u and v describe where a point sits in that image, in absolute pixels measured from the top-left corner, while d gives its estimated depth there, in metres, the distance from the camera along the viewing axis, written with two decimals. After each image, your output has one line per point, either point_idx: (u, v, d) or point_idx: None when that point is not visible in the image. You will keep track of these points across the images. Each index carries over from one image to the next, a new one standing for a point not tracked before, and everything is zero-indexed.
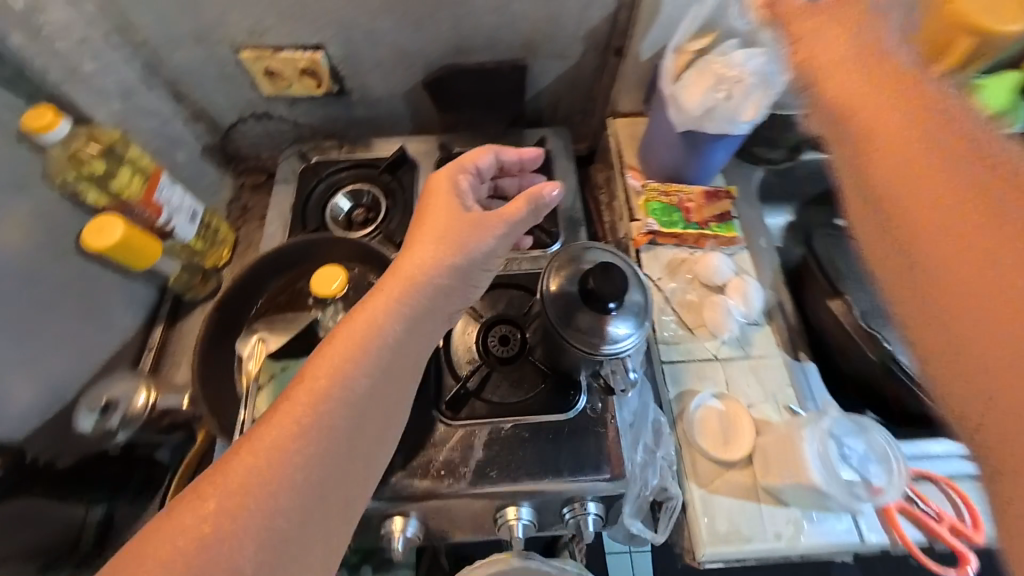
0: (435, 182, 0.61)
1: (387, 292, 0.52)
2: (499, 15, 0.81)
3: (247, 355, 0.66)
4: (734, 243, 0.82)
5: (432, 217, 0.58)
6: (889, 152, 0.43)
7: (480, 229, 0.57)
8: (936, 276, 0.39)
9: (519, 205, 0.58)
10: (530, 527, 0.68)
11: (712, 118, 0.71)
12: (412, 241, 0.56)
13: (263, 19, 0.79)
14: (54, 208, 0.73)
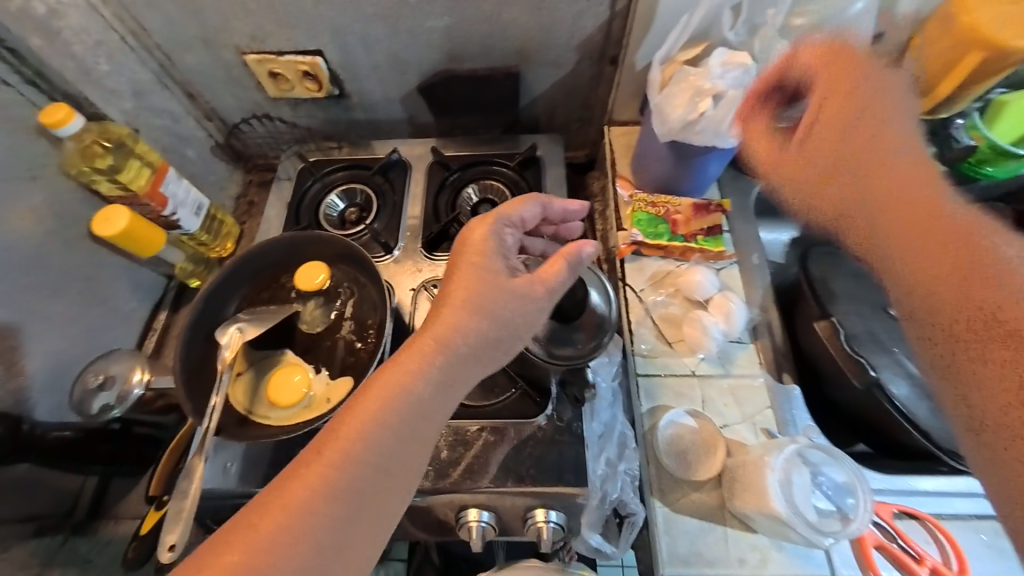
0: (476, 228, 0.58)
1: (414, 356, 0.50)
2: (491, 24, 0.82)
3: (224, 344, 0.67)
4: (721, 258, 0.80)
5: (469, 276, 0.55)
6: (891, 228, 0.52)
7: (521, 296, 0.56)
8: (952, 345, 0.44)
9: (558, 270, 0.59)
10: (490, 530, 0.68)
11: (695, 130, 0.70)
12: (444, 301, 0.54)
13: (265, 25, 0.82)
14: (65, 199, 0.78)
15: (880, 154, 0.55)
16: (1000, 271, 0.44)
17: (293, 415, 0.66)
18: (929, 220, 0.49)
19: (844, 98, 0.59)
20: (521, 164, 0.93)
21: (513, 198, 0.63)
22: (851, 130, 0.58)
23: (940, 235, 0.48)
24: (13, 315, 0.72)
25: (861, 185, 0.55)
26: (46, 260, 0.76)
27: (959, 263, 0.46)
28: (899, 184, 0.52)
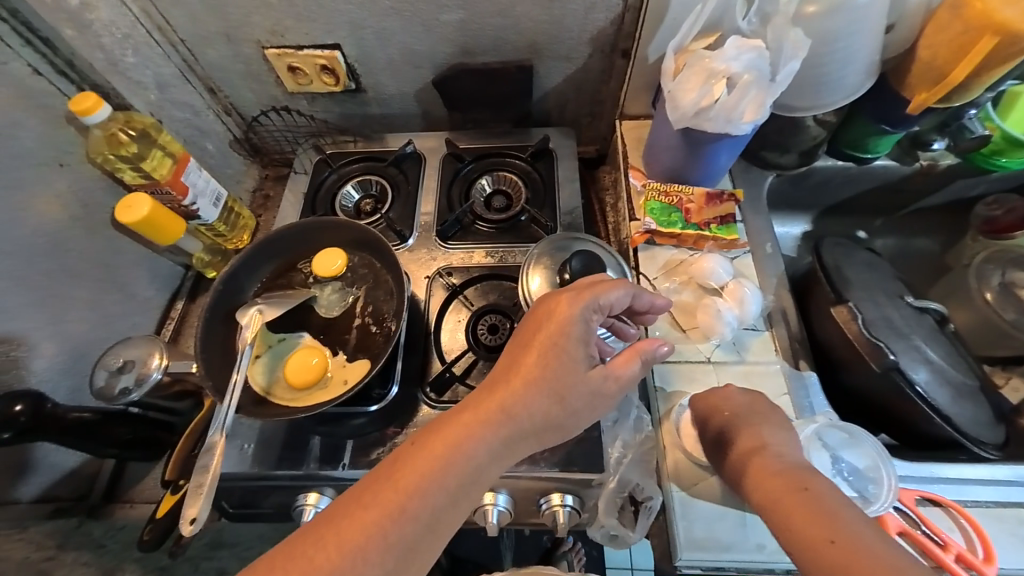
0: (557, 301, 0.58)
1: (480, 422, 0.51)
2: (504, 18, 0.83)
3: (245, 325, 0.68)
4: (734, 247, 0.80)
5: (551, 356, 0.55)
6: (756, 485, 0.55)
7: (594, 389, 0.56)
8: (765, 510, 0.53)
9: (633, 366, 0.58)
10: (505, 514, 0.67)
11: (704, 117, 0.69)
12: (520, 376, 0.54)
13: (284, 20, 0.84)
14: (89, 186, 0.80)
15: (727, 438, 0.61)
16: (809, 500, 0.50)
17: (310, 396, 0.66)
18: (772, 474, 0.55)
19: (717, 410, 0.64)
20: (533, 156, 0.94)
21: (605, 279, 0.60)
22: (723, 423, 0.62)
23: (784, 491, 0.52)
24: (36, 299, 0.73)
25: (726, 443, 0.60)
26: (69, 246, 0.78)
27: (790, 501, 0.51)
28: (746, 464, 0.57)
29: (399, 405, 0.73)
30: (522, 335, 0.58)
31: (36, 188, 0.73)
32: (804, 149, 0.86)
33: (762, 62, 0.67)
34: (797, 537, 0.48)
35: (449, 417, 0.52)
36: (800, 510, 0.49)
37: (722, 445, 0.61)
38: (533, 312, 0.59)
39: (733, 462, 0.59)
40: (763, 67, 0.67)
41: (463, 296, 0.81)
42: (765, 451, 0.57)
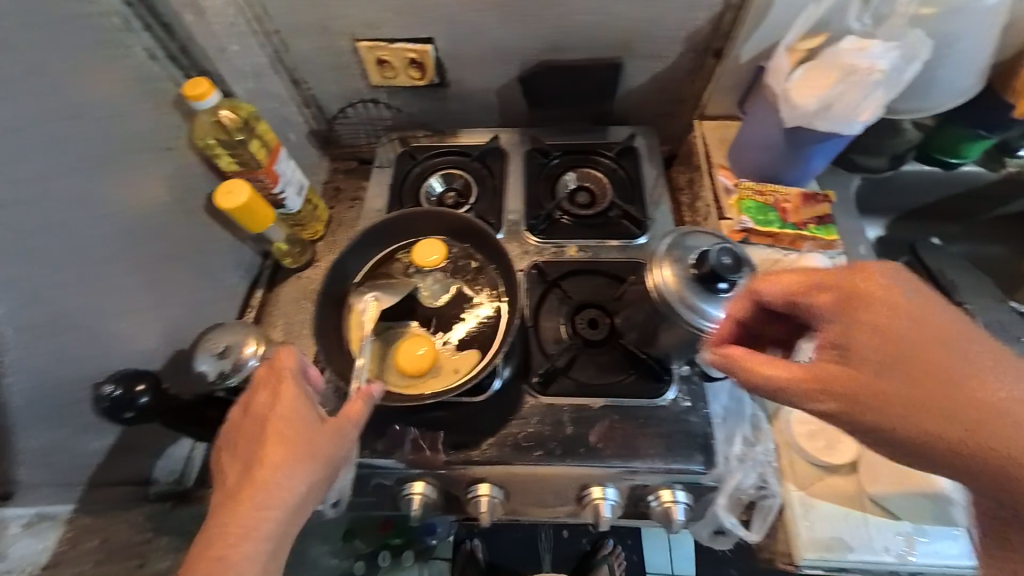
0: (286, 366, 0.58)
1: (248, 501, 0.50)
2: (602, 15, 0.83)
3: (362, 310, 0.70)
4: (833, 247, 0.80)
5: (278, 428, 0.54)
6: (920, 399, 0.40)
7: (333, 440, 0.56)
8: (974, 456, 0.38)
9: (358, 414, 0.59)
10: (615, 507, 0.68)
11: (825, 115, 0.69)
12: (272, 452, 0.52)
13: (382, 13, 0.85)
14: (190, 171, 0.80)
15: (982, 365, 0.39)
16: (1011, 440, 0.36)
17: (422, 384, 0.67)
18: (1012, 416, 0.37)
19: (852, 294, 0.44)
20: (618, 153, 0.94)
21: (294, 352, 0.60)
22: (889, 314, 0.42)
23: (993, 425, 0.37)
24: (146, 281, 0.73)
25: (885, 340, 0.41)
26: (172, 230, 0.78)
27: (1010, 452, 0.37)
28: (1020, 395, 0.37)
29: (503, 397, 0.72)
30: (264, 406, 0.56)
31: (148, 170, 0.72)
32: (896, 153, 0.86)
33: (891, 58, 0.66)
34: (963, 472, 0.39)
35: (234, 498, 0.50)
36: (1015, 461, 0.36)
37: (873, 336, 0.42)
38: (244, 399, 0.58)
39: (914, 380, 0.40)
40: (892, 62, 0.66)
41: (560, 289, 0.79)
42: (978, 395, 0.38)
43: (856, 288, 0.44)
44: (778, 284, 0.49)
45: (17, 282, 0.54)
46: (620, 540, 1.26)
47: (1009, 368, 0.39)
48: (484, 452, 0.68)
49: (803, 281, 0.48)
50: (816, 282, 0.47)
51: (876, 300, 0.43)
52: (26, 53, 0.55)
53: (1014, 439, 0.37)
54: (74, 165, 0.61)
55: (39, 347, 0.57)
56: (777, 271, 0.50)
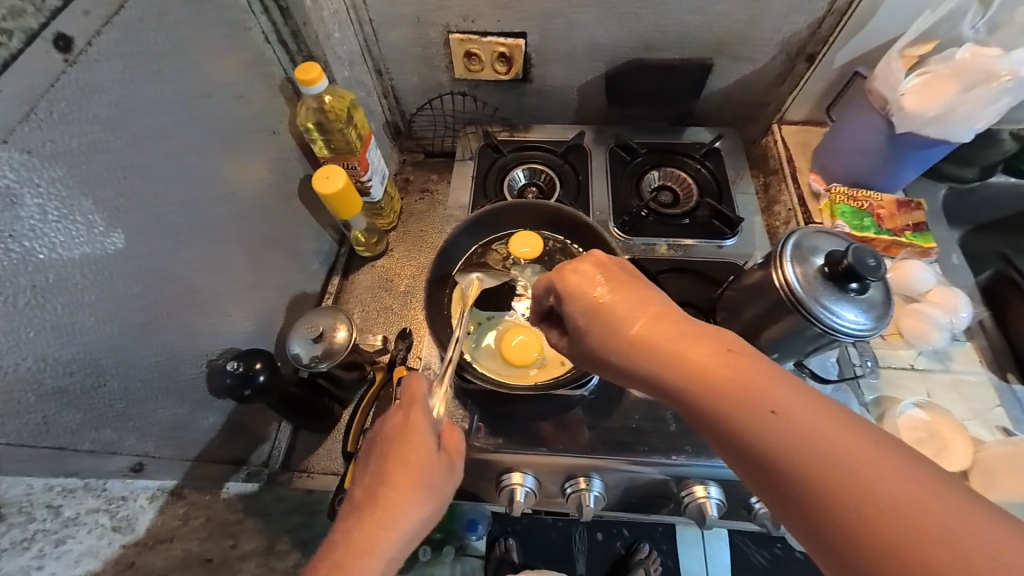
0: (413, 391, 0.54)
1: (374, 527, 0.47)
2: (698, 15, 0.83)
3: (465, 285, 0.74)
4: (928, 255, 0.80)
5: (405, 452, 0.51)
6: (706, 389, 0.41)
7: (446, 473, 0.52)
8: (785, 454, 0.37)
9: (463, 452, 0.56)
10: (720, 507, 0.67)
11: (940, 123, 0.71)
12: (398, 478, 0.50)
13: (480, 7, 0.85)
14: (287, 155, 0.81)
15: (750, 376, 0.40)
16: (860, 474, 0.35)
17: (526, 375, 0.68)
18: (828, 448, 0.36)
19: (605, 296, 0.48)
20: (704, 154, 0.93)
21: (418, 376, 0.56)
22: (685, 331, 0.45)
23: (824, 453, 0.36)
24: (250, 261, 0.73)
25: (671, 336, 0.44)
26: (272, 212, 0.78)
27: (818, 464, 0.36)
28: (799, 408, 0.38)
29: (601, 392, 0.71)
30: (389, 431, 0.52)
31: (257, 152, 0.73)
32: (988, 164, 0.86)
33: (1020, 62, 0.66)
34: (835, 482, 0.35)
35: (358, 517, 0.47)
36: (865, 489, 0.34)
37: (648, 347, 0.45)
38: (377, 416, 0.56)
39: (695, 386, 0.42)
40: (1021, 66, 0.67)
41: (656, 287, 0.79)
42: (740, 375, 0.41)
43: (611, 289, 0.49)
44: (582, 283, 0.50)
45: (160, 256, 0.55)
46: (653, 545, 1.22)
47: (767, 384, 0.40)
48: (587, 447, 0.67)
49: (592, 286, 0.49)
50: (601, 284, 0.50)
51: (636, 315, 0.47)
52: (174, 28, 0.56)
53: (788, 455, 0.37)
54: (207, 143, 0.62)
55: (174, 321, 0.57)
56: (588, 274, 0.50)
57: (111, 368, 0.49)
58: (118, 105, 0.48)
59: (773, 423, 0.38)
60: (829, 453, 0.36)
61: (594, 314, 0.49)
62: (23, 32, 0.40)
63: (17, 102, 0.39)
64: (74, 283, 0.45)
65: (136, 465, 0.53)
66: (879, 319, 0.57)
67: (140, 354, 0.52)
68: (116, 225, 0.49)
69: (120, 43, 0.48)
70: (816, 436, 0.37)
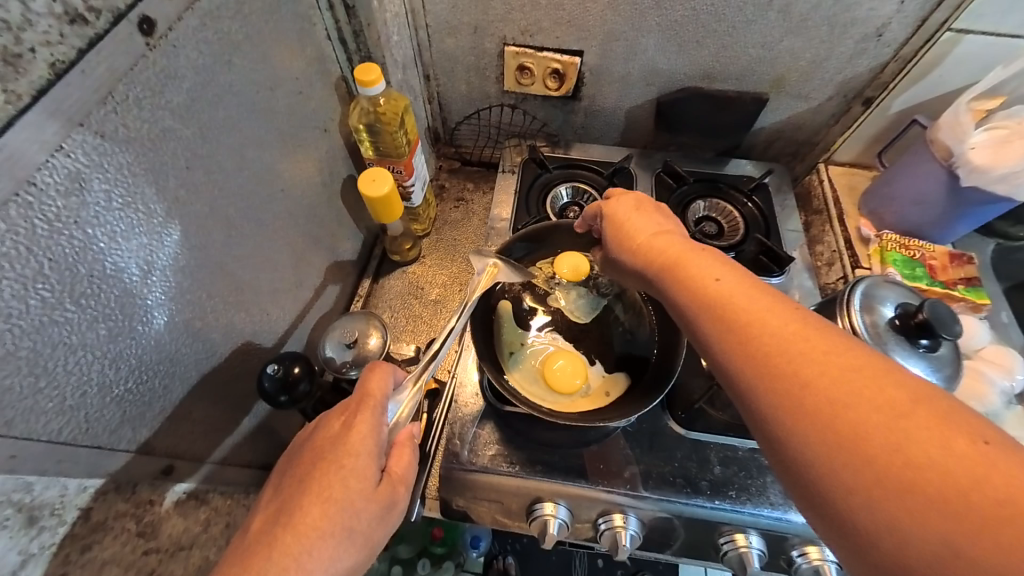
0: (366, 389, 0.55)
1: (279, 572, 0.43)
2: (761, 49, 0.83)
3: (478, 270, 0.68)
4: (981, 310, 0.78)
5: (337, 479, 0.49)
6: (689, 282, 0.45)
7: (382, 511, 0.51)
8: (747, 339, 0.40)
9: (405, 488, 0.53)
10: (761, 558, 0.64)
11: (1010, 180, 0.71)
12: (320, 512, 0.47)
13: (542, 22, 0.85)
14: (336, 154, 0.79)
15: (736, 285, 0.43)
16: (837, 393, 0.35)
17: (570, 404, 0.66)
18: (776, 331, 0.39)
19: (618, 217, 0.56)
20: (752, 189, 0.92)
21: (376, 373, 0.56)
22: (682, 245, 0.49)
23: (788, 357, 0.38)
24: (292, 258, 0.71)
25: (666, 244, 0.50)
26: (317, 210, 0.76)
27: (766, 349, 0.39)
28: (776, 319, 0.40)
29: (646, 427, 0.69)
30: (322, 442, 0.52)
31: (309, 149, 0.71)
32: None
33: None
34: (786, 365, 0.38)
35: (264, 557, 0.44)
36: (832, 404, 0.35)
37: (647, 249, 0.51)
38: (313, 425, 0.54)
39: (680, 284, 0.46)
40: None
41: None
42: (716, 275, 0.45)
43: (628, 211, 0.56)
44: (620, 203, 0.58)
45: (209, 248, 0.53)
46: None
47: (739, 285, 0.43)
48: (627, 483, 0.65)
49: (626, 206, 0.56)
50: (635, 207, 0.56)
51: (646, 227, 0.53)
52: (249, 18, 0.54)
53: (731, 336, 0.41)
54: (266, 138, 0.61)
55: (216, 316, 0.56)
56: (620, 199, 0.58)
57: (155, 366, 0.48)
58: (191, 93, 0.47)
59: (732, 308, 0.42)
60: (791, 341, 0.38)
61: (618, 226, 0.56)
62: (111, 12, 0.38)
63: (100, 84, 0.38)
64: (128, 276, 0.43)
65: (165, 468, 0.51)
66: (947, 379, 0.55)
67: (183, 349, 0.51)
68: (174, 217, 0.47)
69: (199, 29, 0.47)
70: (783, 326, 0.39)
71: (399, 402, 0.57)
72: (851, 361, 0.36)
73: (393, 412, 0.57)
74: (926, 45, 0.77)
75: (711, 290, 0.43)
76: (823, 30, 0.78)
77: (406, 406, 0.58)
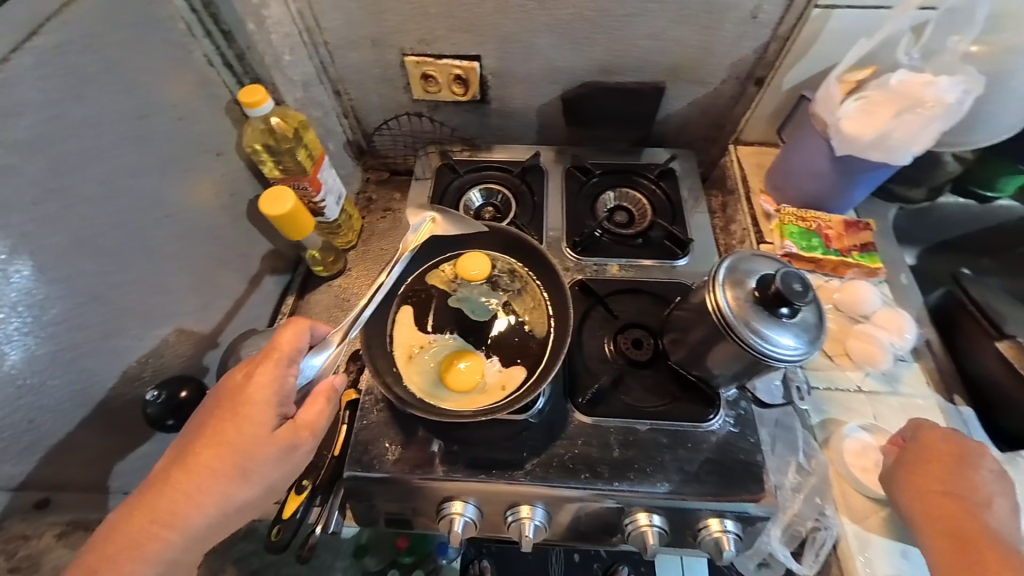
0: (278, 339, 0.56)
1: (174, 501, 0.48)
2: (649, 40, 0.85)
3: (415, 225, 0.77)
4: (875, 275, 0.81)
5: (231, 427, 0.51)
6: None
7: (281, 455, 0.52)
8: None
9: (309, 434, 0.55)
10: (663, 535, 0.65)
11: (880, 147, 0.73)
12: (212, 454, 0.50)
13: (435, 30, 0.86)
14: (237, 175, 0.80)
15: None
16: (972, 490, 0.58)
17: (469, 401, 0.67)
18: None
19: None
20: (659, 174, 0.94)
21: (290, 323, 0.57)
22: None
23: None
24: (191, 282, 0.72)
25: None
26: (217, 233, 0.77)
27: None
28: None
29: (549, 417, 0.70)
30: (226, 389, 0.54)
31: (200, 173, 0.72)
32: (936, 184, 0.88)
33: (957, 87, 0.70)
34: None
35: (160, 488, 0.49)
36: None
37: None
38: (225, 374, 0.56)
39: None
40: (961, 95, 0.70)
41: (606, 310, 0.78)
42: None
43: None
44: None
45: (77, 278, 0.55)
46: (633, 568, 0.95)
47: None
48: (527, 474, 0.66)
49: None
50: None
51: None
52: (102, 51, 0.56)
53: None
54: (142, 164, 0.62)
55: (93, 346, 0.57)
56: None
57: (14, 401, 0.50)
58: (34, 129, 0.49)
59: None
60: None
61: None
62: None
63: None
64: None
65: (41, 501, 0.54)
66: (815, 342, 0.57)
67: (50, 382, 0.53)
68: (23, 253, 0.50)
69: (35, 68, 0.49)
70: None
71: (326, 353, 0.62)
72: None
73: (317, 363, 0.62)
74: (799, 22, 0.79)
75: None
76: (702, 17, 0.80)
77: (329, 358, 0.62)
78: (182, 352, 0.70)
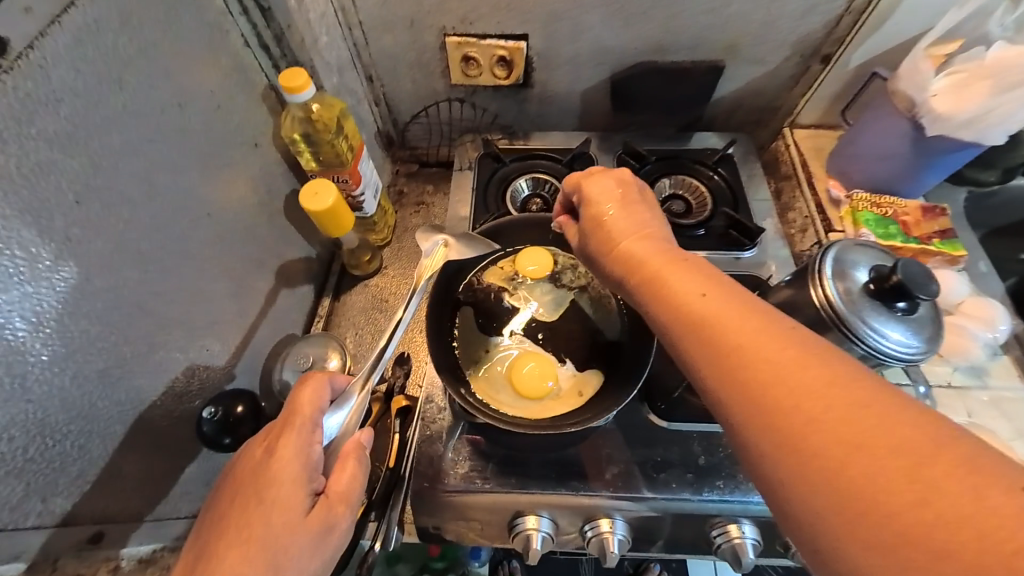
0: (296, 405, 0.50)
1: None
2: (710, 16, 0.79)
3: (427, 251, 0.68)
4: (957, 262, 0.76)
5: (258, 516, 0.45)
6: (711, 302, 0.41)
7: (318, 538, 0.46)
8: (725, 370, 0.38)
9: (345, 509, 0.49)
10: (755, 546, 0.61)
11: (975, 126, 0.68)
12: (239, 555, 0.43)
13: (479, 8, 0.80)
14: (272, 169, 0.73)
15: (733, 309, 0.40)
16: None
17: (542, 409, 0.62)
18: (760, 366, 0.36)
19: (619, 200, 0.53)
20: (717, 161, 0.88)
21: (308, 382, 0.52)
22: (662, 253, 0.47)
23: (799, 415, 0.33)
24: (231, 287, 0.66)
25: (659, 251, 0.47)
26: (256, 233, 0.71)
27: (732, 360, 0.37)
28: (769, 345, 0.37)
29: (624, 423, 0.66)
30: (242, 474, 0.47)
31: (238, 168, 0.66)
32: (1011, 165, 0.83)
33: None
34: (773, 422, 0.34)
35: None
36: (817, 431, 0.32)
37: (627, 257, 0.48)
38: (238, 451, 0.50)
39: (659, 298, 0.44)
40: None
41: None
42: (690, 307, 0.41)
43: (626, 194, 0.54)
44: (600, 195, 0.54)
45: (121, 288, 0.49)
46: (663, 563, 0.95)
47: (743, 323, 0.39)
48: (608, 486, 0.62)
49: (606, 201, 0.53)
50: (614, 203, 0.53)
51: (630, 231, 0.50)
52: (137, 30, 0.49)
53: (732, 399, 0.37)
54: (180, 159, 0.56)
55: (138, 361, 0.52)
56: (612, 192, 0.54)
57: (63, 427, 0.45)
58: (73, 118, 0.43)
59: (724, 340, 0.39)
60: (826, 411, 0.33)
61: (598, 227, 0.52)
62: None
63: None
64: (12, 332, 0.40)
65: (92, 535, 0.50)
66: (929, 341, 0.52)
67: (98, 403, 0.48)
68: (67, 258, 0.44)
69: (70, 49, 0.42)
70: (754, 326, 0.38)
71: (348, 407, 0.54)
72: (868, 406, 0.32)
73: (335, 424, 0.53)
74: None
75: (709, 306, 0.41)
76: None
77: (354, 412, 0.55)
78: (226, 362, 0.65)
